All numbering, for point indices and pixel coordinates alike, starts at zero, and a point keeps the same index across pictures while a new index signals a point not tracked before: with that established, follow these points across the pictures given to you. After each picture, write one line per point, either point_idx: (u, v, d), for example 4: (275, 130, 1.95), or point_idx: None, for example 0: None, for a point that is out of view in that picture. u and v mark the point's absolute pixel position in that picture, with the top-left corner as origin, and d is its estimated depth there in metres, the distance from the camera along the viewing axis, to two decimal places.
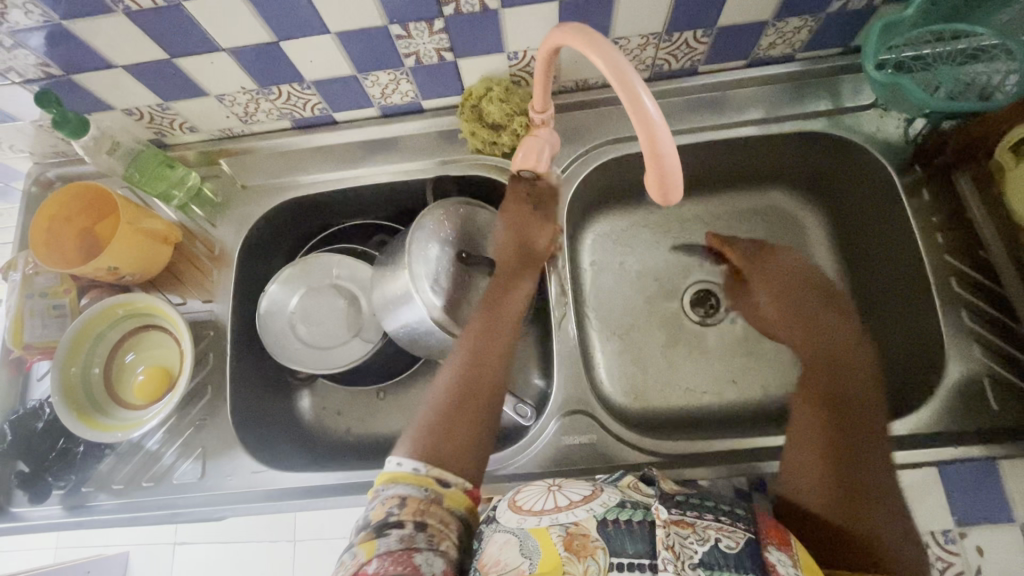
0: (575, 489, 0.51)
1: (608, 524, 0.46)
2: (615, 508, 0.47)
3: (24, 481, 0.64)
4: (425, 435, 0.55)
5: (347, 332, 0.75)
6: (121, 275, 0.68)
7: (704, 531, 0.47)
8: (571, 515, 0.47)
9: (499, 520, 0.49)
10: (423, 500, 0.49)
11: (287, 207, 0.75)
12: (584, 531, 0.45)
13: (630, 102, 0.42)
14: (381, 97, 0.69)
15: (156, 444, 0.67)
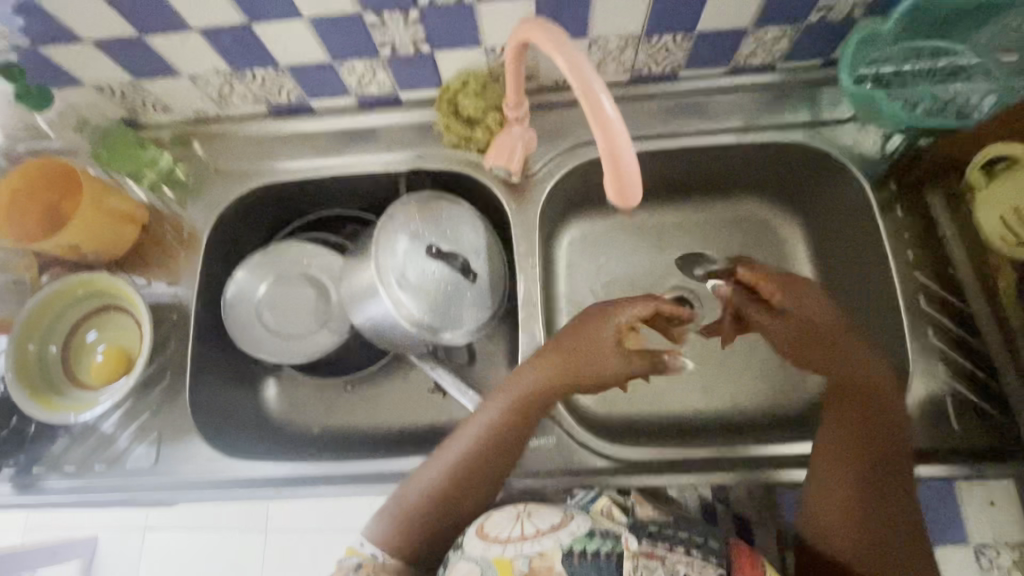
0: (545, 515, 0.57)
1: (574, 557, 0.53)
2: (582, 541, 0.54)
3: None
4: (391, 526, 0.60)
5: (314, 322, 0.74)
6: (82, 253, 0.67)
7: (671, 563, 0.53)
8: (538, 545, 0.54)
9: (466, 547, 0.56)
10: (377, 564, 0.58)
11: (259, 193, 0.74)
12: (549, 563, 0.53)
13: (588, 103, 0.42)
14: (358, 86, 0.69)
15: (111, 426, 0.66)
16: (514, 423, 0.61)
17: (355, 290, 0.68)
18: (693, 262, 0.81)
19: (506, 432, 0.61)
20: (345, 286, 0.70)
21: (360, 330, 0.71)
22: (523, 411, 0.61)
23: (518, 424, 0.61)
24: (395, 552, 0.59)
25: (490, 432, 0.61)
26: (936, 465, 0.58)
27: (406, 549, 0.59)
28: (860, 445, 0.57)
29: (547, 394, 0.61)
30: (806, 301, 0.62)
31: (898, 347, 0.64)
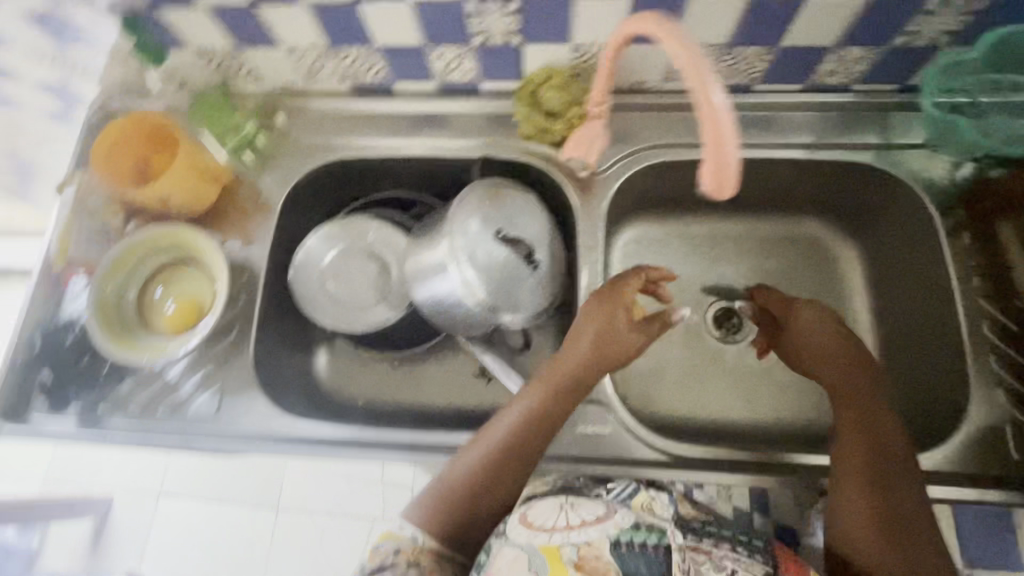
0: (587, 508, 0.55)
1: (622, 546, 0.50)
2: (629, 531, 0.51)
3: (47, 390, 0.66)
4: (429, 506, 0.59)
5: (374, 296, 0.76)
6: (170, 207, 0.70)
7: (722, 560, 0.51)
8: (582, 534, 0.51)
9: (507, 535, 0.52)
10: (416, 548, 0.56)
11: (334, 167, 0.77)
12: (597, 551, 0.50)
13: (701, 92, 0.43)
14: (442, 72, 0.71)
15: (175, 374, 0.68)
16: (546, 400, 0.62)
17: (424, 268, 0.70)
18: (717, 283, 0.82)
19: (543, 419, 0.62)
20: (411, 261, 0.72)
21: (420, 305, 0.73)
22: (554, 392, 0.62)
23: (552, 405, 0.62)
24: (434, 533, 0.58)
25: (525, 413, 0.62)
26: (990, 492, 0.58)
27: (445, 530, 0.58)
28: (881, 446, 0.57)
29: (576, 377, 0.63)
30: (808, 308, 0.67)
31: (958, 372, 0.64)
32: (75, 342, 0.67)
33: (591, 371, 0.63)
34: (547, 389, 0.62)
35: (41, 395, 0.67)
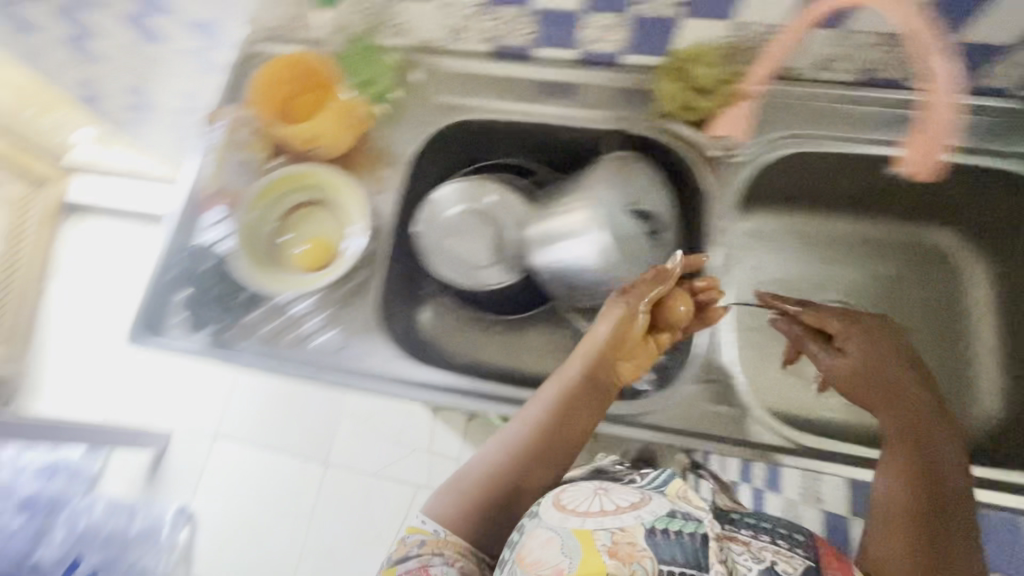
0: (621, 494, 0.51)
1: (656, 533, 0.47)
2: (664, 518, 0.48)
3: (187, 308, 0.69)
4: (447, 501, 0.57)
5: (489, 257, 0.77)
6: (313, 149, 0.72)
7: (761, 552, 0.48)
8: (617, 520, 0.48)
9: (542, 515, 0.49)
10: (439, 540, 0.54)
11: (463, 127, 0.78)
12: (631, 538, 0.46)
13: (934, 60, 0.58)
14: (589, 41, 0.71)
15: (302, 308, 0.70)
16: (562, 392, 0.59)
17: (556, 237, 0.71)
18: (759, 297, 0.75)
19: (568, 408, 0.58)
20: (540, 229, 0.73)
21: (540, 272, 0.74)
22: (570, 384, 0.59)
23: (569, 397, 0.58)
24: (456, 531, 0.55)
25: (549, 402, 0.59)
26: None
27: (467, 530, 0.55)
28: (926, 466, 0.53)
29: (589, 368, 0.59)
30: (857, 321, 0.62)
31: None
32: (212, 270, 0.70)
33: (605, 358, 0.60)
34: (561, 381, 0.59)
35: (176, 315, 0.70)
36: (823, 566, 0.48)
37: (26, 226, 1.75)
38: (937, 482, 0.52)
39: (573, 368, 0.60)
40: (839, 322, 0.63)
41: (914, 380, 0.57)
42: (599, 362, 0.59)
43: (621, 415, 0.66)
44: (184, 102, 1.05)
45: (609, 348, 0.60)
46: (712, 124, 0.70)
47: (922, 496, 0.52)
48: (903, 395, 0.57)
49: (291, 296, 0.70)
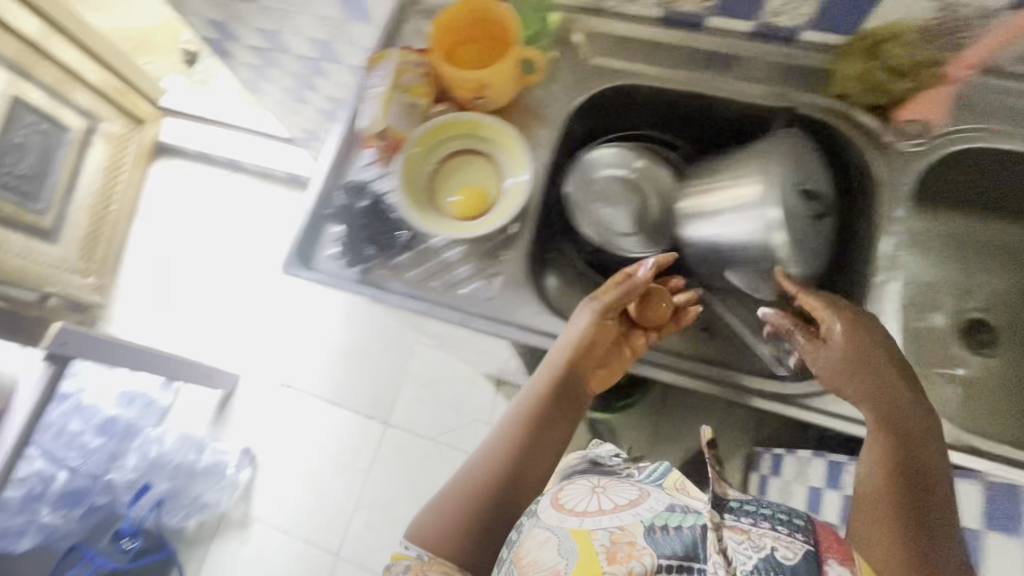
0: (621, 493, 0.55)
1: (655, 532, 0.48)
2: (662, 516, 0.50)
3: (341, 243, 0.70)
4: (426, 518, 0.59)
5: (631, 226, 0.77)
6: (479, 98, 0.72)
7: (760, 538, 0.46)
8: (616, 519, 0.50)
9: (541, 516, 0.53)
10: (423, 563, 0.54)
11: (620, 92, 0.76)
12: (630, 537, 0.48)
13: None
14: (772, 12, 0.69)
15: (452, 255, 0.71)
16: (534, 406, 0.64)
17: (713, 211, 0.70)
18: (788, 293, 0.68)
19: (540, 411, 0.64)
20: (693, 203, 0.73)
21: (690, 244, 0.73)
22: (545, 396, 0.64)
23: (541, 409, 0.64)
24: (442, 552, 0.55)
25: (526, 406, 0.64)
26: None
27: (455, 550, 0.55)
28: (903, 463, 0.52)
29: (557, 382, 0.64)
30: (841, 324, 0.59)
31: None
32: (368, 207, 0.70)
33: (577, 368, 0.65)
34: (532, 397, 0.64)
35: (330, 248, 0.71)
36: (823, 549, 0.44)
37: (122, 163, 1.81)
38: (914, 475, 0.52)
39: (542, 384, 0.65)
40: (826, 312, 0.61)
41: (898, 379, 0.57)
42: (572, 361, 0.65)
43: (781, 392, 0.65)
44: (316, 50, 1.07)
45: (578, 353, 0.64)
46: (898, 109, 0.67)
47: (896, 492, 0.51)
48: (882, 392, 0.56)
49: (445, 239, 0.70)
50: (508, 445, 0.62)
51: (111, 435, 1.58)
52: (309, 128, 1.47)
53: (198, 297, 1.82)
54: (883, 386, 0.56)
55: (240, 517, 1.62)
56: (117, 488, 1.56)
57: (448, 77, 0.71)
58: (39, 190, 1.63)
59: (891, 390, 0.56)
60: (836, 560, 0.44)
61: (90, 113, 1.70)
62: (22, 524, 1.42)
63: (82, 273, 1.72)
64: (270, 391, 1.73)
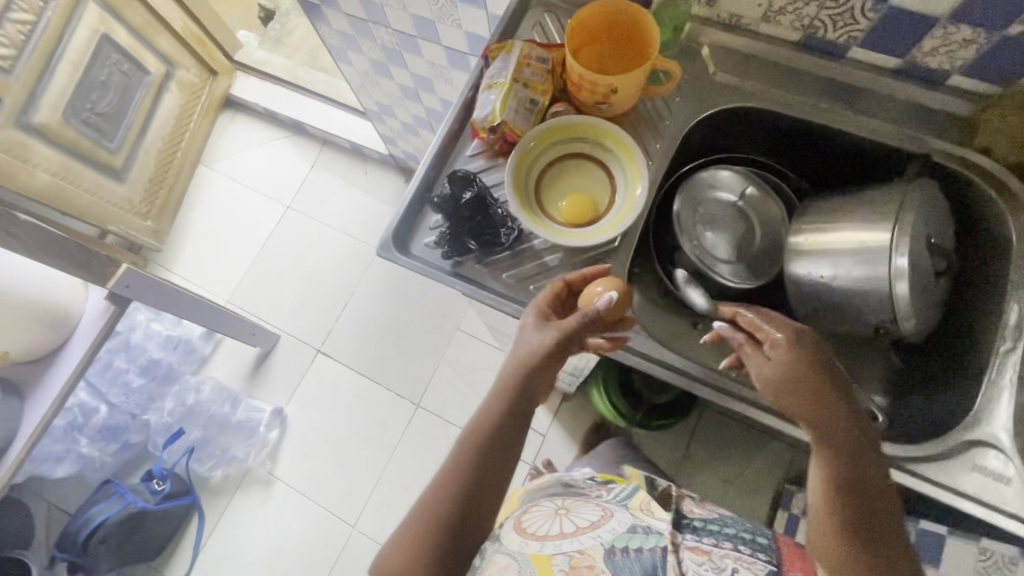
0: (583, 517, 0.82)
1: (612, 558, 0.72)
2: (616, 540, 0.75)
3: (442, 234, 0.69)
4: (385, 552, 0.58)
5: (733, 253, 0.74)
6: (603, 103, 0.68)
7: None
8: (576, 543, 0.76)
9: (502, 545, 0.80)
10: None
11: (739, 114, 0.74)
12: (587, 562, 0.72)
13: None
14: (924, 52, 0.65)
15: (551, 260, 0.70)
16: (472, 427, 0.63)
17: (825, 252, 0.67)
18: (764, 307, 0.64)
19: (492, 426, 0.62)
20: (795, 238, 0.71)
21: (797, 282, 0.70)
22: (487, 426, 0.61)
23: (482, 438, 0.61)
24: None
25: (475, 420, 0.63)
26: None
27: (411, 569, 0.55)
28: (848, 481, 0.53)
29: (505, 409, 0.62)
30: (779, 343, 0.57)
31: None
32: (473, 198, 0.68)
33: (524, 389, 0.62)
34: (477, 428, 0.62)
35: (428, 234, 0.71)
36: None
37: (193, 113, 1.84)
38: (861, 496, 0.53)
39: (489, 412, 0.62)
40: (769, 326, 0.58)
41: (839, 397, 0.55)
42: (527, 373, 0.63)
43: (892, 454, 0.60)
44: (415, 27, 1.06)
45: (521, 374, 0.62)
46: None
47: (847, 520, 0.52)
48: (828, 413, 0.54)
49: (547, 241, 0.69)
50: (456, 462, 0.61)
51: (152, 377, 1.63)
52: (383, 102, 1.47)
53: (250, 253, 1.85)
54: (825, 411, 0.54)
55: (265, 475, 1.64)
56: (152, 429, 1.60)
57: (579, 80, 0.66)
58: (114, 129, 1.64)
59: (830, 413, 0.54)
60: None
61: (170, 59, 1.72)
62: (62, 451, 1.49)
63: (143, 216, 1.73)
64: (308, 356, 1.75)
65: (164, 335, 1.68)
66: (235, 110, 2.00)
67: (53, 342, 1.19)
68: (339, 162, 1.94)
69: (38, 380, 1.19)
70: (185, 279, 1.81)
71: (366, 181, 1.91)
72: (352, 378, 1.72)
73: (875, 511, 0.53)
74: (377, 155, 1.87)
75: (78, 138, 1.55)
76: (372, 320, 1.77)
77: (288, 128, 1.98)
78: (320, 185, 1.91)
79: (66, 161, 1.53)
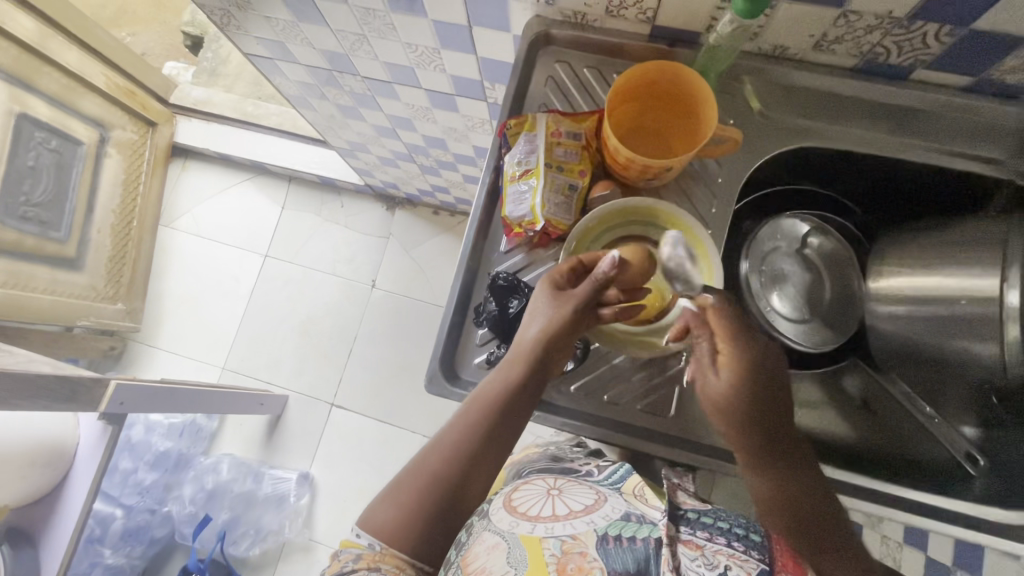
0: (574, 499, 0.61)
1: (609, 542, 0.55)
2: (615, 526, 0.56)
3: (497, 359, 0.64)
4: (384, 509, 0.57)
5: (807, 311, 0.71)
6: (653, 180, 0.60)
7: (714, 556, 0.53)
8: (569, 528, 0.57)
9: (492, 520, 0.60)
10: (378, 553, 0.54)
11: (790, 154, 0.67)
12: (582, 549, 0.55)
13: None
14: (1004, 70, 0.57)
15: (620, 360, 0.65)
16: (483, 394, 0.60)
17: (917, 302, 0.63)
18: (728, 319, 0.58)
19: (507, 407, 0.59)
20: (875, 286, 0.69)
21: (878, 332, 0.69)
22: (490, 403, 0.60)
23: (488, 421, 0.59)
24: (394, 543, 0.55)
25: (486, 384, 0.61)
26: None
27: (401, 541, 0.55)
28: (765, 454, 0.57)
29: (508, 392, 0.59)
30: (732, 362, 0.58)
31: None
32: (522, 311, 0.61)
33: (538, 366, 0.60)
34: (479, 398, 0.60)
35: (477, 353, 0.65)
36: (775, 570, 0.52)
37: (140, 173, 1.67)
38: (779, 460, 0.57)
39: (491, 389, 0.60)
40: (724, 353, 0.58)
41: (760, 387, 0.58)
42: (542, 349, 0.59)
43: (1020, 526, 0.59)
44: (389, 75, 0.93)
45: (538, 353, 0.59)
46: None
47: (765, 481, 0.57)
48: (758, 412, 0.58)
49: (613, 346, 0.63)
50: (461, 425, 0.60)
51: (165, 468, 1.54)
52: (355, 141, 1.33)
53: (236, 314, 1.72)
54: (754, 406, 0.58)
55: (304, 542, 1.54)
56: (177, 520, 1.52)
57: (625, 163, 0.59)
58: (58, 217, 1.48)
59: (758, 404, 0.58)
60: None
61: (100, 121, 1.54)
62: (86, 568, 1.37)
63: (110, 300, 1.59)
64: (322, 413, 1.65)
65: (167, 424, 1.57)
66: (184, 158, 1.82)
67: (53, 479, 1.09)
68: (311, 198, 1.79)
69: (44, 522, 1.09)
70: (172, 353, 1.68)
71: (343, 216, 1.77)
72: (374, 427, 1.63)
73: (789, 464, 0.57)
74: (350, 186, 1.73)
75: (21, 238, 1.40)
76: (381, 362, 1.67)
77: (248, 169, 1.81)
78: (296, 227, 1.77)
79: (13, 263, 1.38)
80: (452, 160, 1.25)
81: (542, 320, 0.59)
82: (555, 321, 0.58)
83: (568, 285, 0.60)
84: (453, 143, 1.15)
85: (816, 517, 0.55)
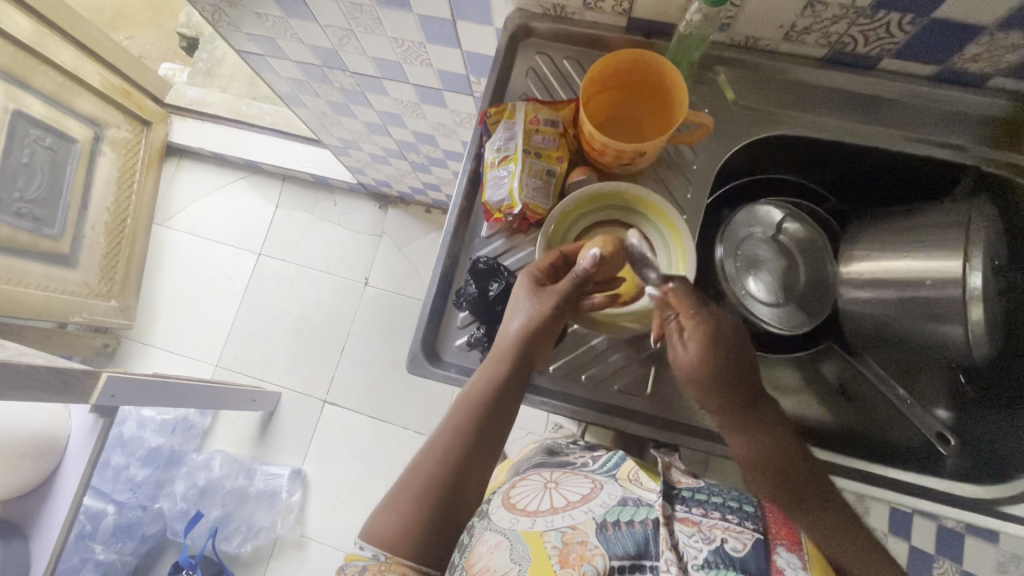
0: (573, 490, 0.58)
1: (607, 529, 0.52)
2: (616, 510, 0.53)
3: (478, 342, 0.66)
4: (385, 520, 0.57)
5: (782, 296, 0.73)
6: (630, 165, 0.62)
7: (710, 531, 0.51)
8: (568, 519, 0.54)
9: (491, 519, 0.56)
10: (384, 563, 0.54)
11: (764, 141, 0.69)
12: (582, 539, 0.51)
13: None
14: (966, 58, 0.59)
15: (598, 342, 0.66)
16: (474, 392, 0.61)
17: (888, 286, 0.64)
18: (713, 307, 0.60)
19: (494, 402, 0.61)
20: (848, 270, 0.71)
21: (851, 314, 0.70)
22: (479, 399, 0.61)
23: (479, 418, 0.61)
24: (398, 549, 0.55)
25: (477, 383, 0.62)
26: None
27: (405, 547, 0.55)
28: (757, 442, 0.59)
29: (494, 387, 0.61)
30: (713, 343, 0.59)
31: None
32: (502, 293, 0.63)
33: (521, 360, 0.61)
34: (468, 397, 0.61)
35: (458, 336, 0.67)
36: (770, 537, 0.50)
37: (134, 173, 1.68)
38: (774, 452, 0.58)
39: (479, 386, 0.61)
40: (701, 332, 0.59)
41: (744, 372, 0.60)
42: (529, 344, 0.61)
43: (984, 499, 0.61)
44: (378, 70, 0.95)
45: (524, 346, 0.61)
46: None
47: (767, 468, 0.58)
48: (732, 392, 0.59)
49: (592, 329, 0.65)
50: (455, 424, 0.61)
51: (157, 465, 1.54)
52: (347, 138, 1.35)
53: (230, 311, 1.73)
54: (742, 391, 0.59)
55: (297, 538, 1.54)
56: (169, 516, 1.53)
57: (600, 148, 0.61)
58: (52, 213, 1.50)
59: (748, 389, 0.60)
60: (784, 545, 0.51)
61: (95, 119, 1.55)
62: (77, 563, 1.37)
63: (105, 297, 1.60)
64: (316, 410, 1.65)
65: (159, 419, 1.58)
66: (179, 157, 1.84)
67: (44, 471, 1.10)
68: (304, 197, 1.80)
69: (34, 514, 1.10)
70: (166, 350, 1.69)
71: (337, 214, 1.79)
72: (365, 423, 1.63)
73: (786, 457, 0.58)
74: (344, 184, 1.75)
75: (15, 233, 1.42)
76: (374, 360, 1.68)
77: (242, 169, 1.83)
78: (290, 225, 1.78)
79: (7, 258, 1.39)
80: (442, 157, 1.26)
81: (526, 316, 0.60)
82: (536, 313, 0.60)
83: (548, 278, 0.62)
84: (443, 139, 1.16)
85: (823, 503, 0.56)
